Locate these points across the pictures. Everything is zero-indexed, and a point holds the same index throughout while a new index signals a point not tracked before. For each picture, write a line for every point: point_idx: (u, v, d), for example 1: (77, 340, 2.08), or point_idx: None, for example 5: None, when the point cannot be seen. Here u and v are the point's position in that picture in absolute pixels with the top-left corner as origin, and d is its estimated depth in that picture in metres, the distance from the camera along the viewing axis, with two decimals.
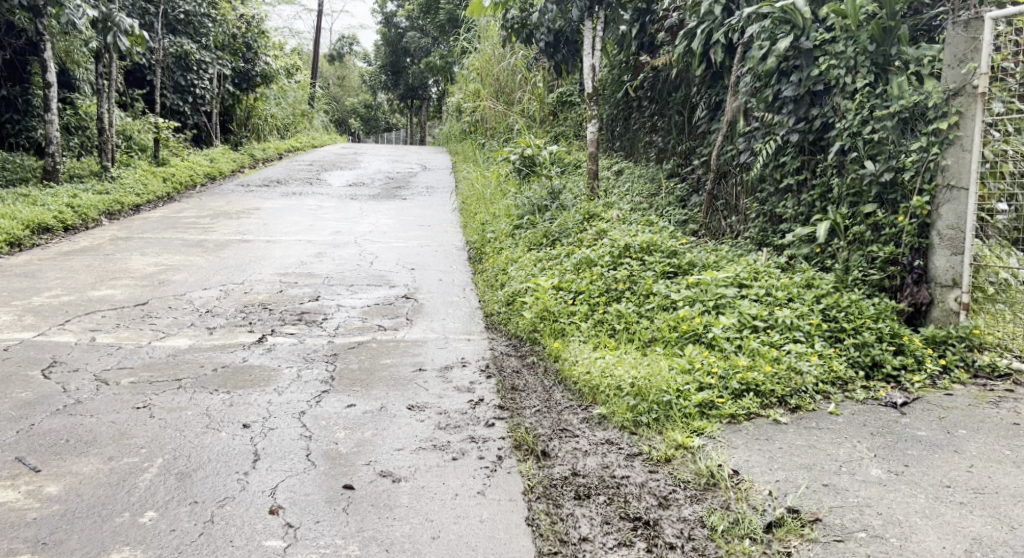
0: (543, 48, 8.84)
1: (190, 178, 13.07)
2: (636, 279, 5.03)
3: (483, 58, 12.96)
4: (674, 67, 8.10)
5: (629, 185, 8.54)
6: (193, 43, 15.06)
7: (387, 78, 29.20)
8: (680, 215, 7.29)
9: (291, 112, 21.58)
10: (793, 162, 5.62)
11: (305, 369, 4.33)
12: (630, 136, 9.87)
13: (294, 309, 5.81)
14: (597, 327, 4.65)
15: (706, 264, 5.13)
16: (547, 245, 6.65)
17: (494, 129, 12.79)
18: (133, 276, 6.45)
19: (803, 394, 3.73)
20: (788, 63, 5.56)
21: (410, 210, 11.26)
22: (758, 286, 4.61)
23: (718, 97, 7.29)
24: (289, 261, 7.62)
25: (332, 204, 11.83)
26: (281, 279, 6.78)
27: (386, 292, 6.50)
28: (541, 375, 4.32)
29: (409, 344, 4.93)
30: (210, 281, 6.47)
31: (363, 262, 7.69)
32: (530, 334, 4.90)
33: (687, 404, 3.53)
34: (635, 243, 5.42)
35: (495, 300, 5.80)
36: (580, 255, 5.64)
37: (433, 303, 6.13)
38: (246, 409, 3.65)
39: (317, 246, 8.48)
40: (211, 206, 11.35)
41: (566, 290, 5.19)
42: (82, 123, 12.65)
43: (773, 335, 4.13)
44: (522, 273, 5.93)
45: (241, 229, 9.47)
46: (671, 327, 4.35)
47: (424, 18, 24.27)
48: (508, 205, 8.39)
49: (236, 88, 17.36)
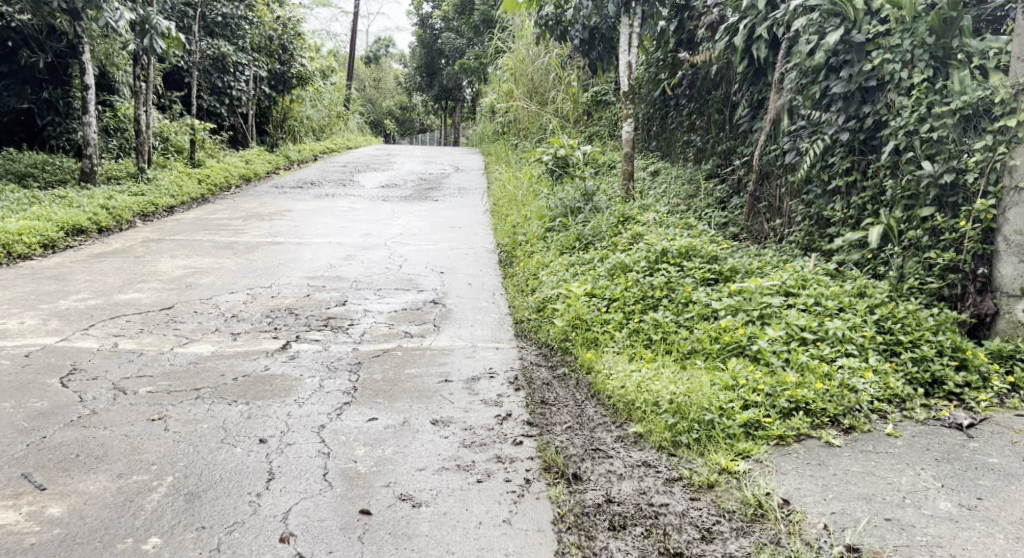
0: (579, 46, 8.60)
1: (225, 179, 13.08)
2: (674, 286, 4.77)
3: (517, 57, 12.77)
4: (715, 64, 7.82)
5: (666, 185, 8.27)
6: (230, 45, 15.07)
7: (422, 79, 29.16)
8: (720, 217, 7.01)
9: (326, 113, 21.60)
10: (842, 163, 5.32)
11: (327, 379, 4.16)
12: (667, 135, 9.59)
13: (320, 314, 5.66)
14: (633, 338, 4.41)
15: (748, 271, 4.85)
16: (580, 248, 6.42)
17: (528, 130, 12.58)
18: (161, 279, 6.36)
19: (857, 413, 3.46)
20: (837, 58, 5.26)
21: (442, 212, 11.10)
22: (806, 295, 4.32)
23: (761, 95, 7.00)
24: (319, 264, 7.49)
25: (364, 206, 11.72)
26: (309, 282, 6.64)
27: (414, 297, 6.32)
28: (573, 388, 4.09)
29: (436, 352, 4.74)
30: (238, 285, 6.35)
31: (393, 265, 7.54)
32: (561, 344, 4.67)
33: (731, 424, 3.28)
34: (673, 248, 5.16)
35: (525, 307, 5.58)
36: (614, 259, 5.39)
37: (463, 308, 5.94)
38: (264, 422, 3.48)
39: (348, 249, 8.35)
40: (244, 207, 11.31)
41: (599, 297, 4.95)
42: (121, 125, 12.76)
43: (823, 348, 3.85)
44: (554, 278, 5.70)
45: (273, 231, 9.38)
46: (712, 339, 4.09)
47: (458, 18, 24.16)
48: (541, 206, 8.17)
49: (271, 89, 17.40)
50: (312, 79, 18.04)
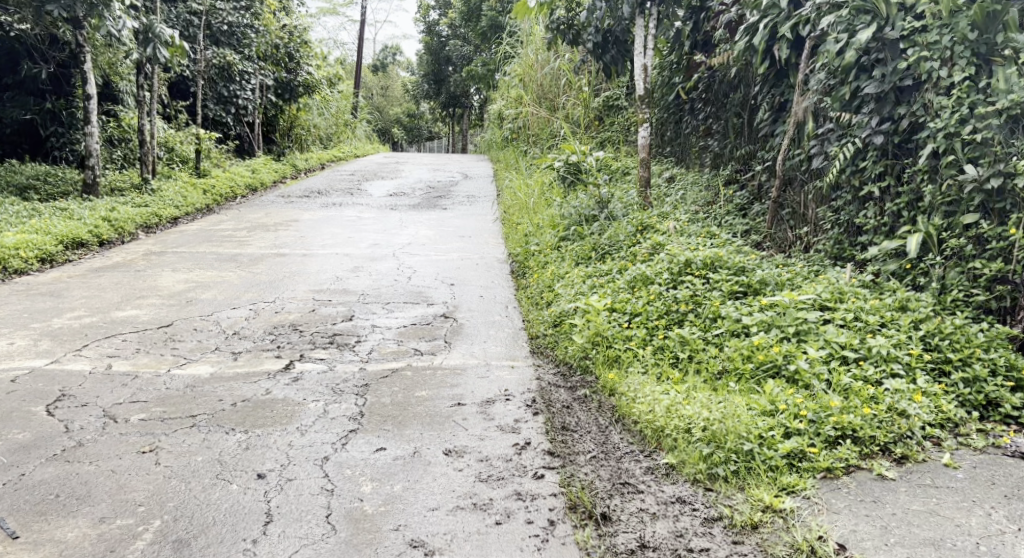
0: (591, 50, 8.33)
1: (231, 189, 12.87)
2: (700, 299, 4.49)
3: (526, 63, 12.53)
4: (733, 66, 7.55)
5: (683, 192, 8.00)
6: (235, 54, 14.88)
7: (429, 87, 28.93)
8: (742, 225, 6.74)
9: (333, 122, 21.39)
10: (874, 167, 5.03)
11: (332, 403, 3.89)
12: (682, 140, 9.31)
13: (326, 330, 5.40)
14: (658, 356, 4.13)
15: (779, 282, 4.56)
16: (597, 260, 6.14)
17: (538, 136, 12.32)
18: (160, 295, 6.11)
19: (909, 441, 3.16)
20: (869, 56, 4.97)
21: (451, 221, 10.85)
22: (844, 308, 4.03)
23: (783, 97, 6.72)
24: (325, 277, 7.24)
25: (371, 215, 11.48)
26: (315, 297, 6.38)
27: (424, 311, 6.05)
28: (595, 411, 3.82)
29: (447, 372, 4.47)
30: (240, 300, 6.10)
31: (401, 277, 7.28)
32: (581, 362, 4.40)
33: (773, 455, 3.00)
34: (697, 259, 4.87)
35: (541, 321, 5.31)
36: (634, 271, 5.11)
37: (474, 322, 5.68)
38: (263, 453, 3.22)
39: (355, 261, 8.10)
40: (249, 218, 11.08)
41: (620, 312, 4.67)
42: (125, 135, 12.55)
43: (866, 368, 3.56)
44: (570, 291, 5.43)
45: (278, 242, 9.13)
46: (744, 358, 3.81)
47: (465, 25, 23.92)
48: (553, 214, 7.90)
49: (278, 97, 17.17)
50: (319, 87, 17.82)
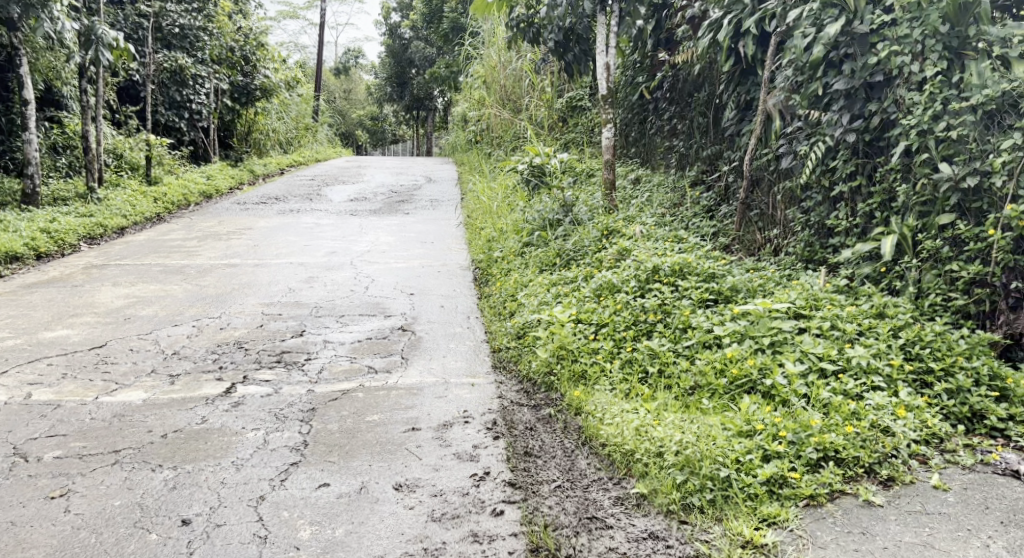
0: (553, 49, 8.10)
1: (183, 197, 12.40)
2: (669, 307, 4.26)
3: (489, 65, 12.27)
4: (698, 64, 7.36)
5: (649, 194, 7.80)
6: (188, 57, 14.39)
7: (393, 90, 28.50)
8: (709, 227, 6.56)
9: (293, 125, 20.92)
10: (844, 166, 4.85)
11: (273, 432, 3.57)
12: (647, 141, 9.12)
13: (273, 348, 5.07)
14: (626, 371, 3.89)
15: (750, 289, 4.34)
16: (562, 267, 5.88)
17: (501, 139, 12.07)
18: (96, 312, 5.73)
19: (895, 461, 2.95)
20: (838, 51, 4.77)
21: (413, 226, 10.54)
22: (819, 315, 3.82)
23: (749, 95, 6.54)
24: (276, 289, 6.90)
25: (330, 221, 11.11)
26: (264, 310, 6.04)
27: (380, 323, 5.74)
28: (560, 433, 3.55)
29: (402, 392, 4.17)
30: (183, 316, 5.74)
31: (358, 287, 6.97)
32: (545, 379, 4.14)
33: (752, 482, 2.77)
34: (665, 265, 4.63)
35: (503, 333, 5.04)
36: (600, 279, 4.87)
37: (433, 335, 5.39)
38: (191, 492, 2.95)
39: (310, 270, 7.76)
40: (201, 226, 10.67)
41: (585, 324, 4.42)
42: (70, 142, 11.99)
43: (846, 381, 3.34)
44: (534, 301, 5.17)
45: (229, 252, 8.75)
46: (717, 372, 3.58)
47: (426, 27, 23.60)
48: (517, 219, 7.65)
49: (233, 102, 16.58)
50: (277, 91, 17.34)
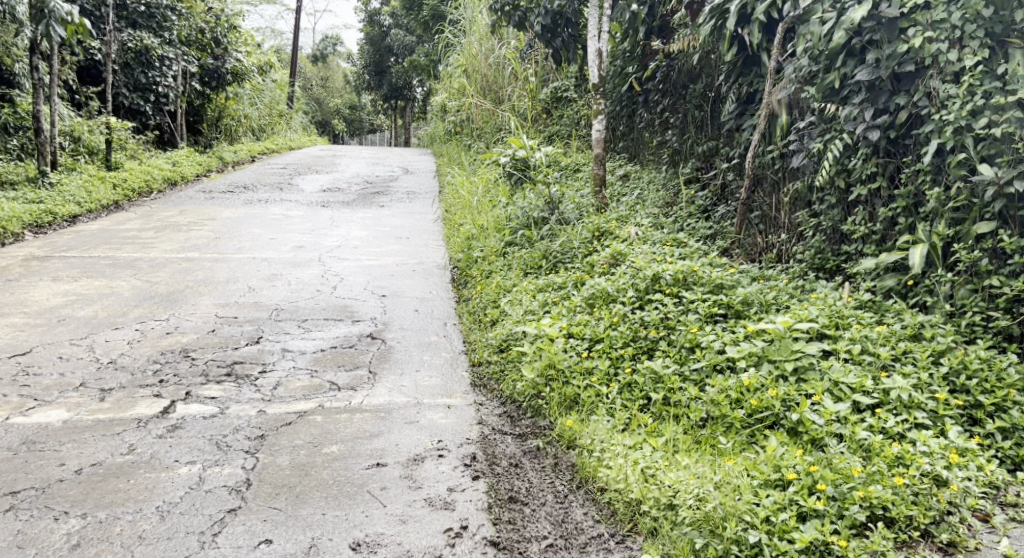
0: (540, 34, 7.57)
1: (145, 184, 11.71)
2: (672, 322, 3.77)
3: (469, 53, 11.72)
4: (695, 54, 6.87)
5: (640, 192, 7.34)
6: (155, 37, 13.63)
7: (371, 78, 27.76)
8: (705, 228, 6.10)
9: (267, 112, 20.18)
10: (864, 167, 4.38)
11: (212, 466, 3.03)
12: (637, 135, 8.66)
13: (224, 359, 4.52)
14: (626, 397, 3.40)
15: (764, 304, 3.85)
16: (548, 270, 5.38)
17: (481, 130, 11.53)
18: (27, 313, 5.13)
19: (953, 521, 2.48)
20: (861, 38, 4.29)
21: (387, 220, 9.98)
22: (846, 336, 3.33)
23: (752, 88, 6.07)
24: (235, 287, 6.32)
25: (300, 213, 10.51)
26: (218, 313, 5.47)
27: (347, 330, 5.20)
28: (550, 472, 3.04)
29: (367, 416, 3.64)
30: (125, 318, 5.16)
31: (325, 286, 6.42)
32: (532, 402, 3.64)
33: (788, 549, 2.31)
34: (667, 273, 4.12)
35: (483, 345, 4.54)
36: (592, 287, 4.37)
37: (405, 345, 4.87)
38: (97, 552, 2.48)
39: (274, 266, 7.18)
40: (160, 215, 10.01)
41: (577, 339, 3.92)
42: (22, 122, 11.25)
43: (885, 417, 2.85)
44: (518, 308, 4.66)
45: (188, 245, 8.14)
46: (733, 403, 3.10)
47: (406, 14, 22.93)
48: (498, 217, 7.14)
49: (203, 85, 15.74)
50: (249, 75, 16.61)
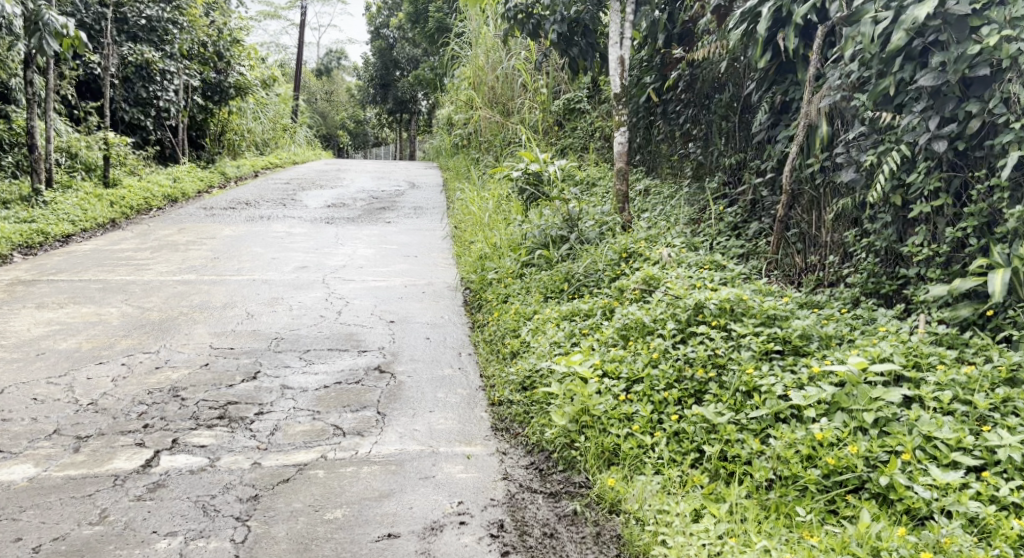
0: (554, 43, 7.15)
1: (144, 201, 11.32)
2: (720, 359, 3.32)
3: (476, 65, 11.35)
4: (722, 61, 6.46)
5: (662, 207, 6.93)
6: (156, 51, 13.26)
7: (375, 91, 27.48)
8: (737, 247, 5.68)
9: (271, 126, 19.86)
10: (927, 182, 3.96)
11: (195, 540, 2.65)
12: (655, 148, 8.26)
13: (216, 400, 4.08)
14: (675, 450, 2.97)
15: (825, 339, 3.41)
16: (571, 295, 4.95)
17: (490, 143, 11.14)
18: (3, 346, 4.71)
19: None
20: (925, 38, 3.86)
21: (394, 236, 9.57)
22: (931, 379, 2.87)
23: (787, 96, 5.65)
24: (233, 313, 5.89)
25: (303, 230, 10.10)
26: (213, 344, 5.05)
27: (353, 362, 4.77)
28: (591, 545, 2.64)
29: (376, 470, 3.20)
30: (111, 351, 4.73)
31: (330, 311, 5.99)
32: (564, 453, 3.21)
33: None
34: (711, 303, 3.68)
35: (504, 381, 4.10)
36: (625, 318, 3.94)
37: (418, 380, 4.44)
38: None
39: (275, 289, 6.76)
40: (158, 234, 9.60)
41: (612, 378, 3.48)
42: (17, 139, 10.87)
43: (996, 483, 2.41)
44: (542, 339, 4.23)
45: (185, 266, 7.72)
46: (805, 461, 2.66)
47: (410, 27, 22.63)
48: (512, 236, 6.73)
49: (206, 100, 15.37)
50: (253, 89, 16.25)
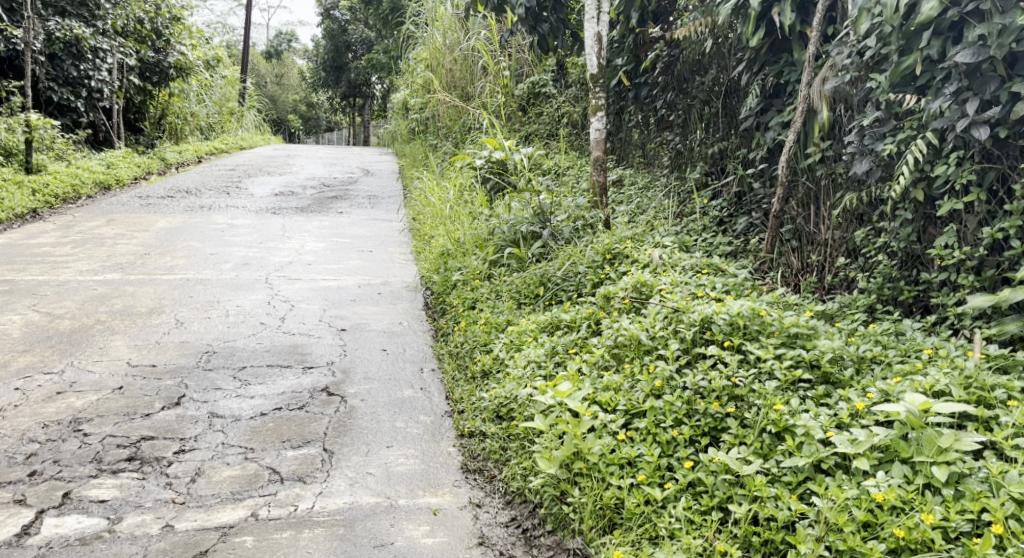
0: (522, 19, 6.50)
1: (71, 188, 10.37)
2: (739, 389, 2.77)
3: (432, 46, 10.62)
4: (706, 40, 5.90)
5: (637, 200, 6.40)
6: (86, 27, 12.11)
7: (328, 75, 26.45)
8: (726, 244, 5.17)
9: (216, 110, 18.78)
10: (960, 174, 3.45)
11: None
12: (627, 134, 7.69)
13: (127, 434, 3.38)
14: (693, 509, 2.41)
15: (858, 362, 2.88)
16: (548, 302, 4.44)
17: (449, 130, 10.45)
18: None
19: None
20: (961, 8, 3.35)
21: (347, 229, 8.86)
22: (1007, 419, 2.34)
23: (782, 78, 5.11)
24: (159, 321, 5.16)
25: (246, 221, 9.31)
26: (131, 360, 4.34)
27: (297, 381, 4.11)
28: None
29: (319, 536, 2.61)
30: (4, 373, 4.00)
31: (273, 317, 5.31)
32: (554, 509, 2.64)
33: None
34: (720, 318, 3.12)
35: (474, 407, 3.53)
36: (617, 333, 3.38)
37: (372, 404, 3.81)
38: None
39: (211, 291, 6.04)
40: (83, 226, 8.72)
41: (607, 412, 2.90)
42: None
43: None
44: (518, 358, 3.66)
45: (109, 263, 6.92)
46: (862, 531, 2.13)
47: (365, 9, 21.68)
48: (477, 231, 6.12)
49: (143, 81, 14.29)
50: (194, 70, 15.20)
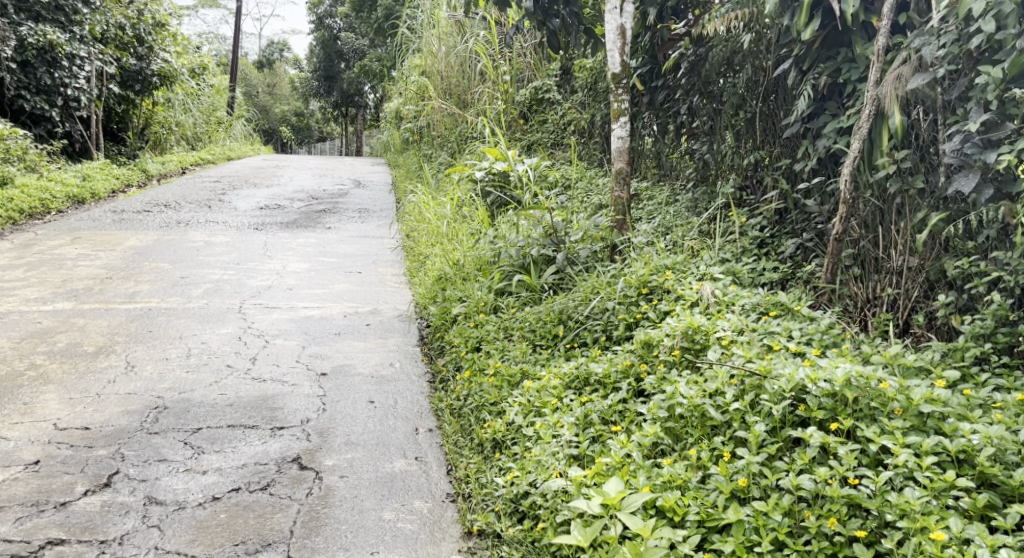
0: (530, 15, 5.71)
1: (37, 202, 9.53)
2: (864, 499, 2.05)
3: (427, 50, 9.84)
4: (743, 37, 5.13)
5: (659, 217, 5.63)
6: (60, 32, 11.23)
7: (319, 84, 25.73)
8: (772, 268, 4.41)
9: (203, 119, 17.92)
10: None
11: None
12: (642, 143, 6.92)
13: (27, 538, 2.58)
14: None
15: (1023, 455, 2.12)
16: (569, 344, 3.74)
17: (444, 139, 9.67)
18: None
19: None
20: None
21: (333, 247, 8.05)
22: None
23: (839, 76, 4.33)
24: (106, 363, 4.35)
25: (224, 238, 8.50)
26: (58, 420, 3.53)
27: (262, 449, 3.29)
28: None
29: None
30: None
31: (241, 356, 4.50)
32: None
33: None
34: (817, 388, 2.37)
35: (487, 492, 2.76)
36: (672, 402, 2.62)
37: (355, 481, 3.00)
38: None
39: (175, 322, 5.23)
40: (44, 244, 7.89)
41: (676, 523, 2.13)
42: None
43: None
44: (542, 426, 2.89)
45: (63, 289, 6.11)
46: None
47: (358, 17, 20.97)
48: (480, 253, 5.38)
49: (124, 90, 13.26)
50: (178, 79, 14.17)
